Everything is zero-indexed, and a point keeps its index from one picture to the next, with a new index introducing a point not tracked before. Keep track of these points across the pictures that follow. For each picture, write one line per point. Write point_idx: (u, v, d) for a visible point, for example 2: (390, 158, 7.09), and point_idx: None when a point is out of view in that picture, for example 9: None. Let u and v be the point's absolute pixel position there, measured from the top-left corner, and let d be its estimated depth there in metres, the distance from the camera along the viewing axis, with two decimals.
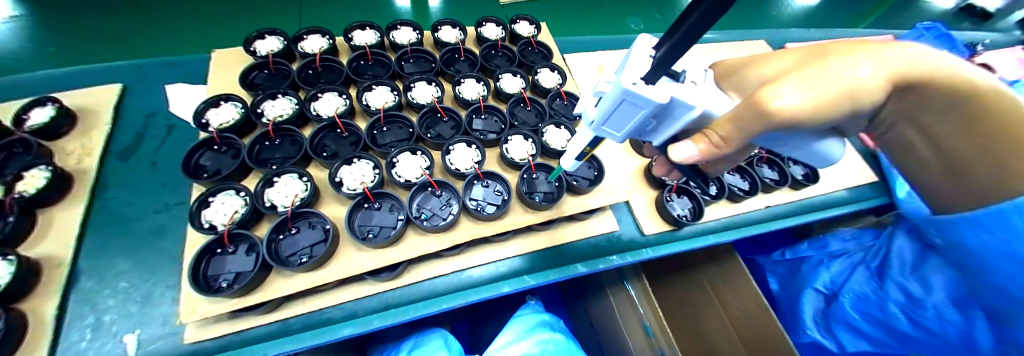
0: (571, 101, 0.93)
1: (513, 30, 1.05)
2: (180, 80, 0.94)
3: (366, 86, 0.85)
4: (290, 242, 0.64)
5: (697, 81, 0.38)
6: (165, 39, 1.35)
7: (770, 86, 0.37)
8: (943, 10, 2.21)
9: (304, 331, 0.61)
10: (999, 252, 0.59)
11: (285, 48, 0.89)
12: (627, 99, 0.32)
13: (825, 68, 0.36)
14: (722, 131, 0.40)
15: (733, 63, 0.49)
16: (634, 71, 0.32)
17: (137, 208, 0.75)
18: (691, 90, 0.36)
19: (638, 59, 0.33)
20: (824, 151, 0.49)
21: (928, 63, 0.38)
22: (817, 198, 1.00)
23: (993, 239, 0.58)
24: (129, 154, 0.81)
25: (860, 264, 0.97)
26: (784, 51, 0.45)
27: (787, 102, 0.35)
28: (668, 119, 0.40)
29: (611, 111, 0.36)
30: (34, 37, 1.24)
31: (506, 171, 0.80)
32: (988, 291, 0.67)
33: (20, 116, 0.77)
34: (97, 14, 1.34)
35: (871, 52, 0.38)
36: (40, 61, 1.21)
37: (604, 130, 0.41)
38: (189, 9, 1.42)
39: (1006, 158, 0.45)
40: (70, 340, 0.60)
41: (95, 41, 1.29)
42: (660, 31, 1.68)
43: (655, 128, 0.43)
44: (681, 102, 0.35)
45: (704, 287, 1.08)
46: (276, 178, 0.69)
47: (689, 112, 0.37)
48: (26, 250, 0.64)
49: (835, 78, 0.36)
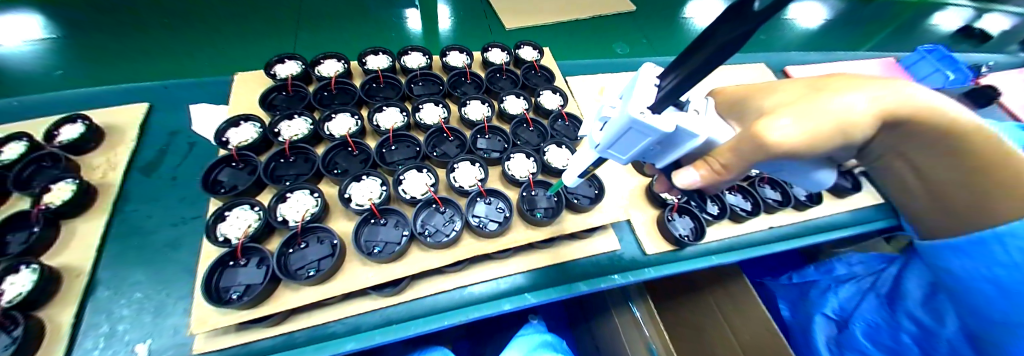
0: (572, 121, 0.97)
1: (517, 55, 1.10)
2: (203, 100, 1.00)
3: (377, 108, 0.90)
4: (299, 256, 0.66)
5: (700, 109, 0.40)
6: (169, 64, 1.43)
7: (767, 117, 0.39)
8: (949, 31, 2.22)
9: (308, 345, 0.63)
10: (984, 281, 0.58)
11: (304, 71, 0.95)
12: (633, 127, 0.34)
13: (818, 103, 0.39)
14: (723, 158, 0.42)
15: (736, 93, 0.50)
16: (641, 101, 0.34)
17: (155, 220, 0.78)
18: (695, 119, 0.37)
19: (644, 87, 0.35)
20: (812, 178, 0.49)
21: (913, 97, 0.40)
22: (824, 219, 0.99)
23: (975, 265, 0.57)
24: (151, 170, 0.86)
25: (870, 291, 0.96)
26: (780, 83, 0.47)
27: (784, 134, 0.37)
28: (671, 146, 0.41)
29: (617, 137, 0.37)
30: (50, 60, 1.32)
31: (509, 188, 0.83)
32: (970, 318, 0.64)
33: (53, 132, 0.83)
34: (108, 39, 1.43)
35: (862, 88, 0.40)
36: (46, 83, 1.27)
37: (610, 153, 0.42)
38: (196, 35, 1.51)
39: (988, 186, 0.47)
40: (83, 347, 0.62)
41: (100, 65, 1.36)
42: (647, 54, 1.76)
43: (657, 154, 0.44)
44: (685, 131, 0.37)
45: (715, 314, 1.05)
46: (289, 194, 0.73)
47: (692, 140, 0.39)
48: (49, 259, 0.68)
49: (826, 112, 0.38)
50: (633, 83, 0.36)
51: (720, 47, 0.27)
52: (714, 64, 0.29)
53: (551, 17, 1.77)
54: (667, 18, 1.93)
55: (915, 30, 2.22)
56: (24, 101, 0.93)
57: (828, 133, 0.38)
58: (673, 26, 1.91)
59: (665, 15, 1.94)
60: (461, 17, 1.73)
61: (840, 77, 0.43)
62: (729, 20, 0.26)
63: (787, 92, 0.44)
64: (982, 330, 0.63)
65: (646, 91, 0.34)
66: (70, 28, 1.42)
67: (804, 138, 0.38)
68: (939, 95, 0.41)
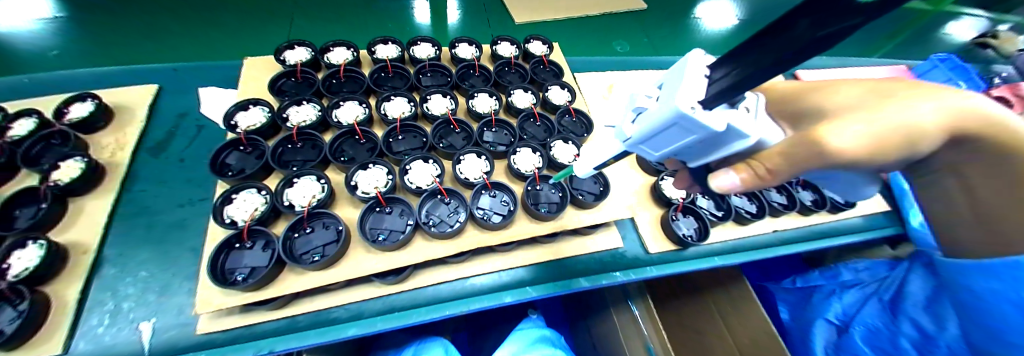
0: (580, 117, 0.96)
1: (526, 49, 1.09)
2: (212, 84, 1.01)
3: (385, 97, 0.90)
4: (304, 241, 0.67)
5: (752, 109, 0.36)
6: (166, 49, 1.42)
7: (835, 121, 0.40)
8: (961, 42, 2.21)
9: (310, 329, 0.63)
10: (1003, 299, 0.60)
11: (312, 58, 0.95)
12: (679, 122, 0.32)
13: (880, 110, 0.40)
14: (769, 163, 0.40)
15: (791, 88, 0.50)
16: (690, 94, 0.31)
17: (162, 201, 0.79)
18: (747, 119, 0.34)
19: (692, 81, 0.32)
20: (852, 187, 0.50)
21: (976, 109, 0.42)
22: (828, 225, 0.99)
23: (1003, 289, 0.59)
24: (160, 151, 0.86)
25: (873, 295, 0.97)
26: (845, 83, 0.47)
27: (847, 140, 0.38)
28: (715, 146, 0.39)
29: (657, 132, 0.35)
30: (46, 41, 1.32)
31: (514, 181, 0.82)
32: (970, 332, 0.69)
33: (61, 110, 0.84)
34: (107, 21, 1.43)
35: (930, 96, 0.42)
36: (39, 63, 1.27)
37: (640, 149, 0.41)
38: (198, 20, 1.50)
39: None
40: (88, 323, 0.63)
41: (96, 47, 1.36)
42: (652, 54, 1.76)
43: (693, 155, 0.42)
44: (736, 131, 0.34)
45: (714, 315, 1.05)
46: (296, 179, 0.73)
47: (742, 141, 0.36)
48: (56, 235, 0.68)
49: (894, 118, 0.40)
50: (677, 71, 0.34)
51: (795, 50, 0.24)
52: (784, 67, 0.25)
53: (560, 13, 1.76)
54: (678, 19, 1.92)
55: (927, 40, 2.20)
56: (32, 78, 0.93)
57: (892, 140, 0.40)
58: (682, 26, 1.90)
59: (675, 15, 1.93)
60: (469, 9, 1.72)
61: (903, 84, 0.44)
62: (808, 13, 0.24)
63: (849, 94, 0.44)
64: (981, 343, 0.68)
65: (693, 85, 0.31)
66: (70, 7, 1.42)
67: (865, 147, 0.39)
68: (991, 105, 0.44)
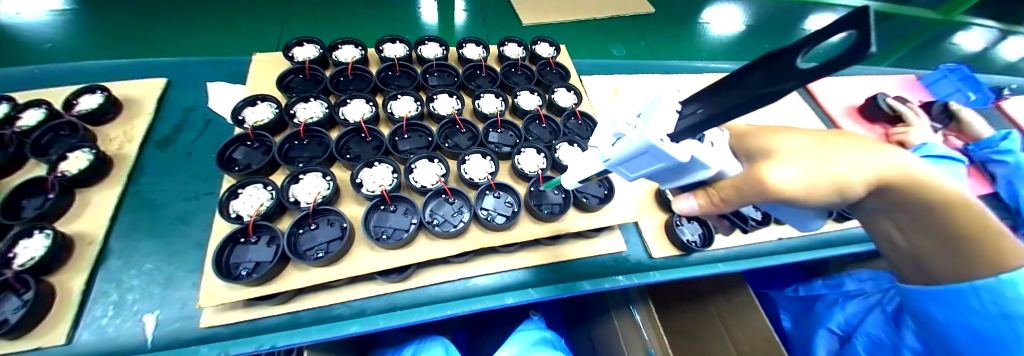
0: (585, 120, 0.96)
1: (534, 50, 1.10)
2: (221, 78, 1.02)
3: (392, 96, 0.91)
4: (309, 237, 0.67)
5: (714, 142, 0.39)
6: (167, 44, 1.43)
7: (773, 162, 0.40)
8: (971, 52, 2.20)
9: (311, 326, 0.63)
10: (959, 326, 0.55)
11: (321, 55, 0.96)
12: (649, 152, 0.33)
13: (822, 159, 0.40)
14: (723, 193, 0.42)
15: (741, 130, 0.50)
16: (660, 127, 0.32)
17: (168, 194, 0.79)
18: (709, 153, 0.36)
19: (661, 119, 0.33)
20: (801, 219, 0.50)
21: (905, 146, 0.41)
22: (834, 233, 0.99)
23: (951, 311, 0.54)
24: (167, 145, 0.87)
25: (875, 306, 0.94)
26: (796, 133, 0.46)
27: (782, 179, 0.38)
28: (681, 177, 0.40)
29: (630, 158, 0.36)
30: (48, 33, 1.33)
31: (517, 182, 0.82)
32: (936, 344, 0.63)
33: (72, 101, 0.85)
34: (109, 15, 1.44)
35: (861, 156, 0.42)
36: (36, 56, 1.28)
37: (618, 170, 0.41)
38: (205, 16, 1.52)
39: None
40: (92, 314, 0.63)
41: (94, 39, 1.36)
42: (641, 57, 1.75)
43: (665, 180, 0.43)
44: (699, 163, 0.35)
45: (716, 321, 1.04)
46: (302, 175, 0.74)
47: (703, 172, 0.38)
48: (63, 225, 0.69)
49: (827, 171, 0.39)
50: (653, 104, 0.35)
51: (753, 95, 0.27)
52: (739, 111, 0.28)
53: (567, 16, 1.77)
54: (684, 23, 1.92)
55: (935, 49, 2.19)
56: (44, 69, 0.94)
57: (823, 190, 0.39)
58: (688, 30, 1.90)
59: (682, 20, 1.93)
60: (475, 9, 1.73)
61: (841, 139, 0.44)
62: (766, 68, 0.27)
63: None
64: None
65: (662, 125, 0.32)
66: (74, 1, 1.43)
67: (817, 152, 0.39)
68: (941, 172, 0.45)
